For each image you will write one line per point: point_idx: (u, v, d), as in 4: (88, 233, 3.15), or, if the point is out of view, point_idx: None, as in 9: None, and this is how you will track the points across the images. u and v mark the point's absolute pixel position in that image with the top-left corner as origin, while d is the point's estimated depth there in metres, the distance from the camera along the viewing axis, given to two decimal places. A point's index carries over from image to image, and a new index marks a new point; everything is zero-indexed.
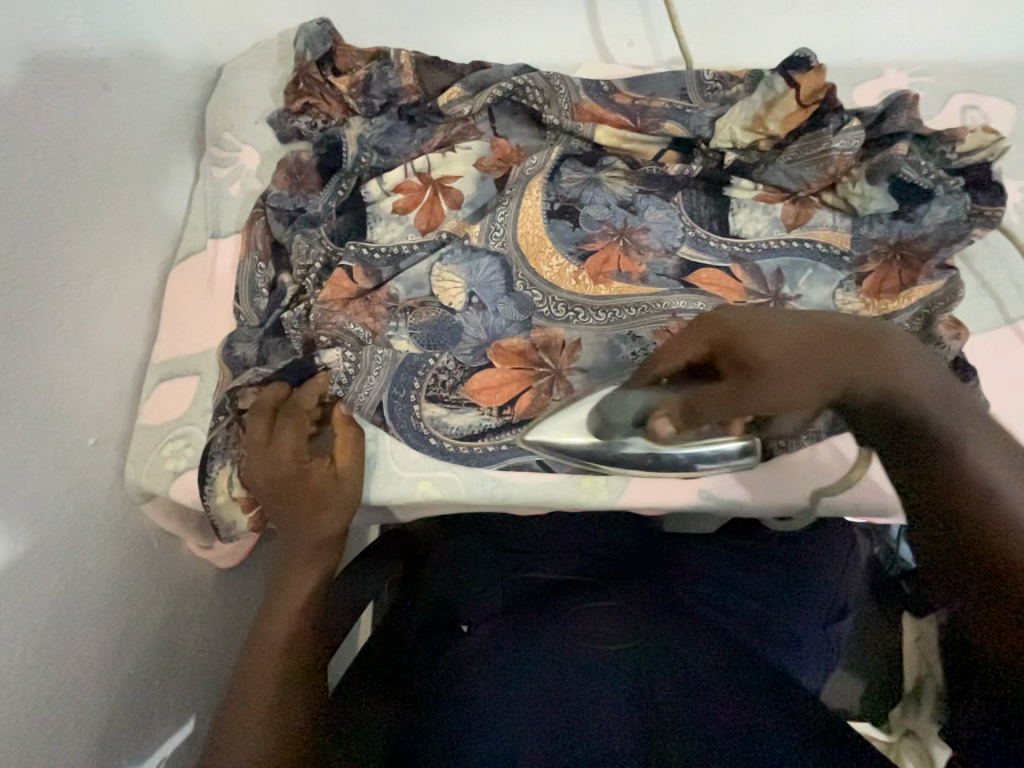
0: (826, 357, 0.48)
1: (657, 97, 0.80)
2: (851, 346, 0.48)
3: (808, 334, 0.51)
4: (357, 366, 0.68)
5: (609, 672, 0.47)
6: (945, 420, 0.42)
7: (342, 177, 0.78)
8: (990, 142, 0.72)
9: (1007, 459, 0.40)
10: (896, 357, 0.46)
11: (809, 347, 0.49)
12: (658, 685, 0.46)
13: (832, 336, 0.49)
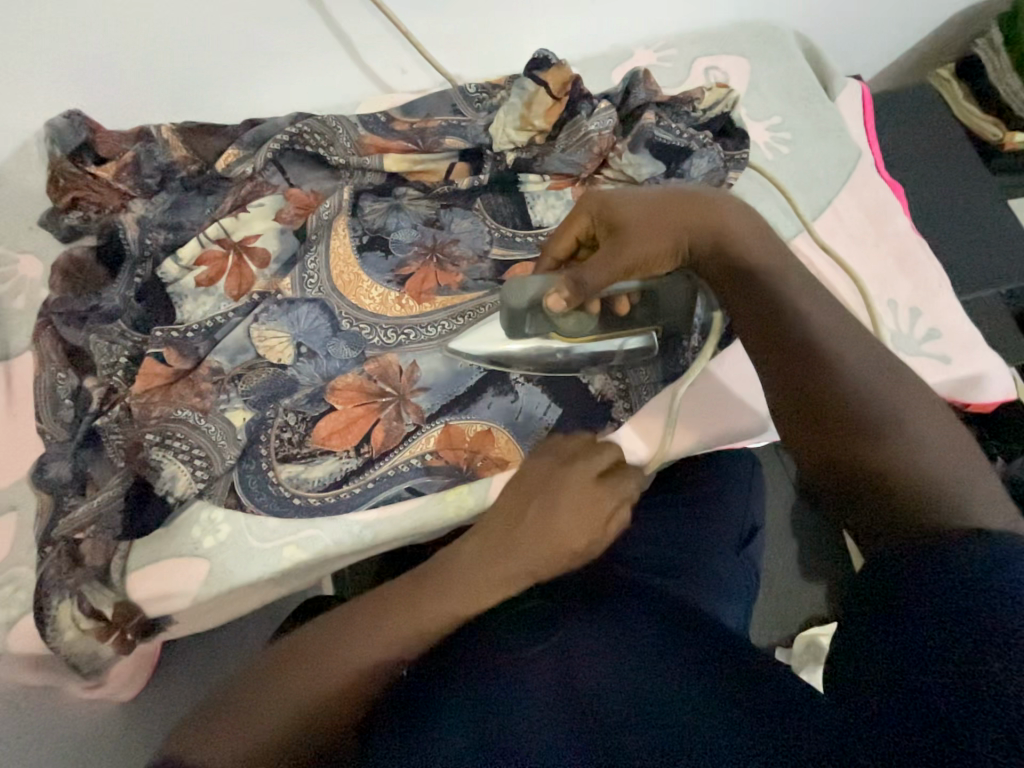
0: (678, 219, 0.54)
1: (432, 117, 0.85)
2: (697, 210, 0.54)
3: (676, 203, 0.54)
4: (193, 453, 0.66)
5: (537, 675, 0.42)
6: (779, 287, 0.50)
7: (135, 264, 0.75)
8: (725, 94, 0.82)
9: (868, 354, 0.46)
10: (727, 228, 0.53)
11: (663, 212, 0.54)
12: (592, 673, 0.41)
13: (682, 202, 0.54)
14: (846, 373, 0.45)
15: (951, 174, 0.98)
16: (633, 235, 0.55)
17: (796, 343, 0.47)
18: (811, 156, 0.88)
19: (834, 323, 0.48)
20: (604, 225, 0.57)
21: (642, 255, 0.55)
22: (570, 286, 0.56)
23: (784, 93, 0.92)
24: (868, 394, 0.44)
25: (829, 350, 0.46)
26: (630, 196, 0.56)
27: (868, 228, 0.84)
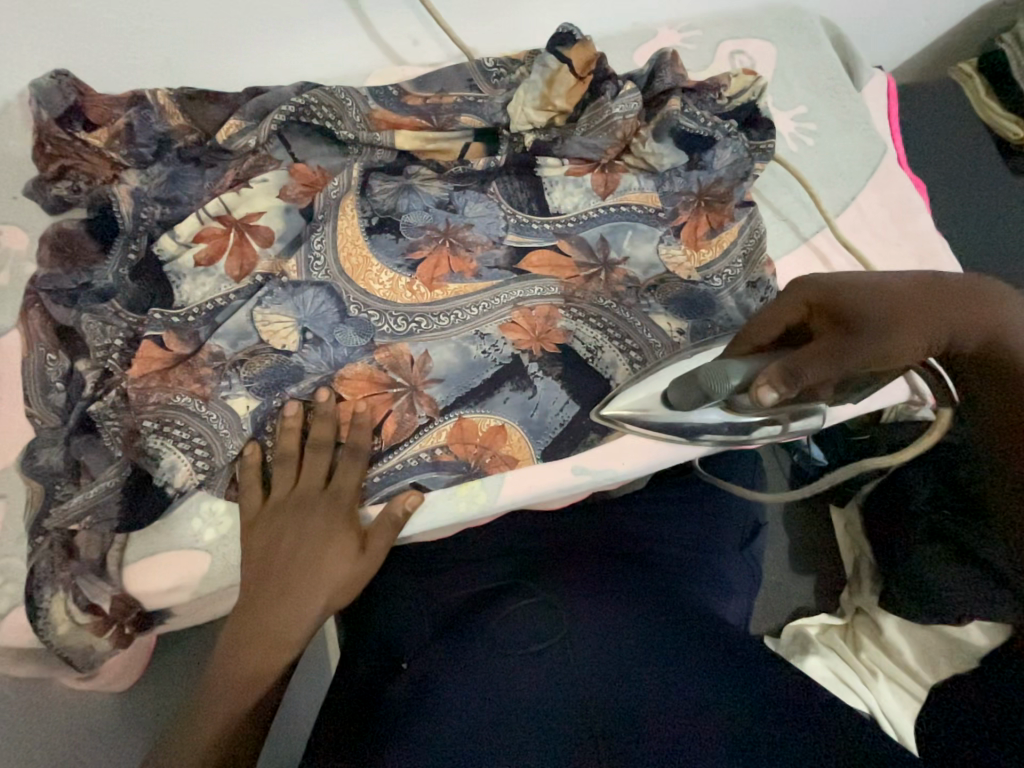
0: (953, 311, 0.44)
1: (446, 93, 0.81)
2: (951, 301, 0.44)
3: (931, 291, 0.45)
4: (195, 442, 0.63)
5: (543, 668, 0.46)
6: None
7: (128, 239, 0.71)
8: (751, 82, 0.79)
9: None
10: (1013, 326, 0.43)
11: (916, 293, 0.45)
12: (590, 670, 0.45)
13: (975, 292, 0.45)
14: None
15: (968, 173, 0.97)
16: (874, 331, 0.45)
17: None
18: (836, 150, 0.86)
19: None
20: (831, 317, 0.48)
21: (891, 353, 0.45)
22: (783, 374, 0.46)
23: (810, 82, 0.89)
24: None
25: None
26: (871, 287, 0.46)
27: (890, 226, 0.82)
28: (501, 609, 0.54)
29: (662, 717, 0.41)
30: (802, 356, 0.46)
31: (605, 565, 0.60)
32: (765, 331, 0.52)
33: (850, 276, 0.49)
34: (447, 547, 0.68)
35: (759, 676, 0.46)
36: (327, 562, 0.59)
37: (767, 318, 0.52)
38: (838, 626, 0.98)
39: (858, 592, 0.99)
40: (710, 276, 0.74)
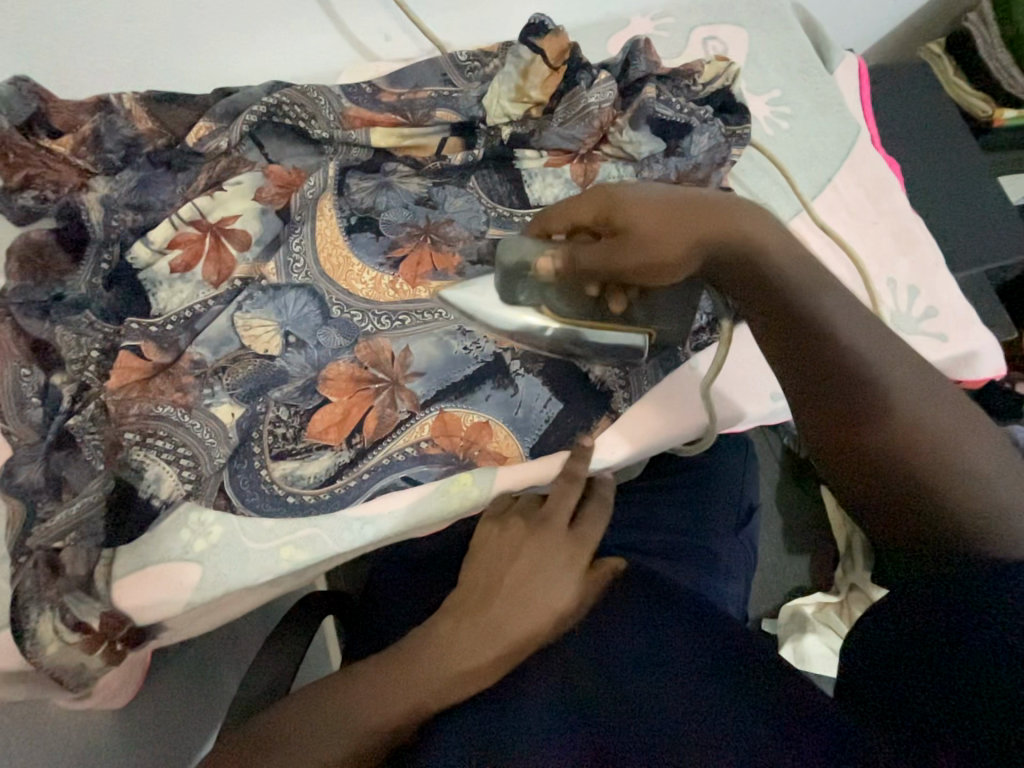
0: (703, 223, 0.44)
1: (420, 88, 0.80)
2: (751, 221, 0.44)
3: (684, 204, 0.44)
4: (180, 452, 0.62)
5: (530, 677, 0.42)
6: (836, 316, 0.41)
7: (100, 248, 0.69)
8: (724, 68, 0.80)
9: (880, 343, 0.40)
10: (750, 231, 0.43)
11: (683, 223, 0.44)
12: (576, 671, 0.42)
13: (707, 207, 0.44)
14: (909, 419, 0.38)
15: (942, 149, 0.98)
16: (638, 243, 0.45)
17: (847, 379, 0.40)
18: (811, 133, 0.86)
19: (869, 322, 0.41)
20: (608, 227, 0.46)
21: (658, 258, 0.45)
22: (566, 259, 0.48)
23: (782, 65, 0.90)
24: (924, 421, 0.37)
25: (885, 381, 0.39)
26: (643, 196, 0.45)
27: (866, 206, 0.83)
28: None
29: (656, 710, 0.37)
30: (590, 250, 0.47)
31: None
32: (563, 221, 0.49)
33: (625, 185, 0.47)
34: (440, 542, 0.67)
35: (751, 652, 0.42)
36: (548, 587, 0.46)
37: (562, 214, 0.49)
38: (836, 603, 0.99)
39: (852, 568, 1.00)
40: None
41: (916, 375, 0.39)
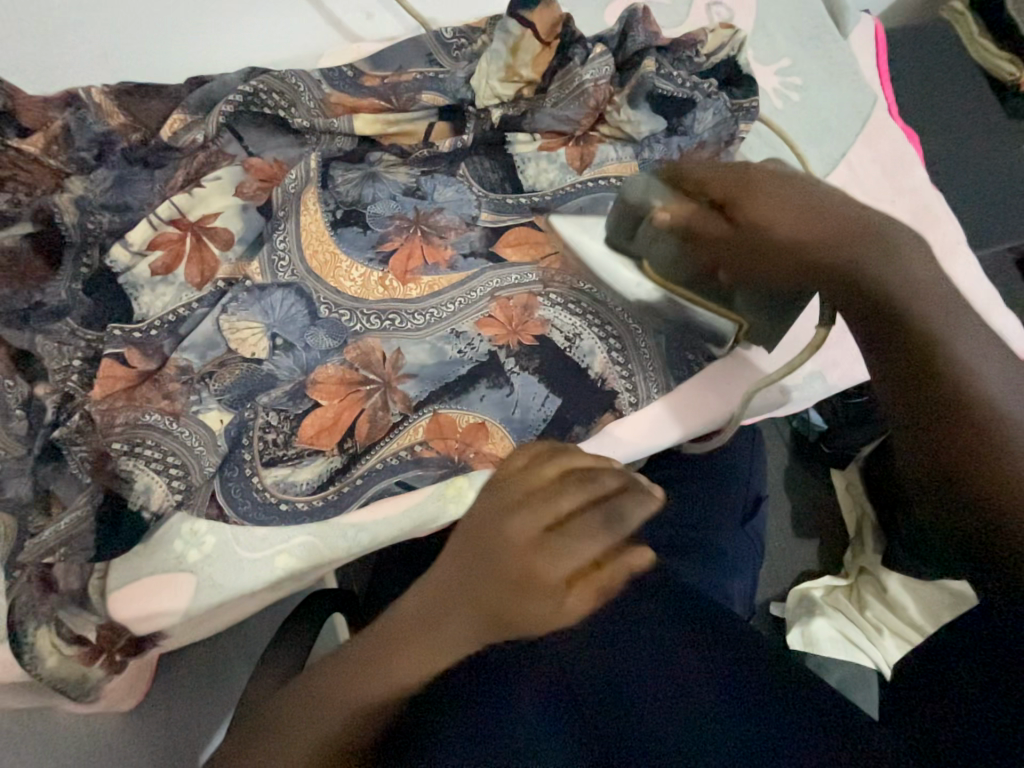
0: (830, 247, 0.40)
1: (405, 70, 0.76)
2: (869, 248, 0.39)
3: (856, 227, 0.39)
4: (169, 462, 0.60)
5: (537, 697, 0.43)
6: (931, 311, 0.37)
7: (77, 252, 0.67)
8: (730, 37, 0.74)
9: (989, 345, 0.36)
10: (899, 262, 0.38)
11: (815, 221, 0.40)
12: (583, 676, 0.43)
13: (857, 229, 0.39)
14: (1005, 424, 0.33)
15: (965, 116, 0.92)
16: (761, 247, 0.42)
17: (940, 367, 0.36)
18: (823, 104, 0.81)
19: (1001, 356, 0.35)
20: (727, 211, 0.44)
21: (768, 265, 0.43)
22: (683, 227, 0.47)
23: (792, 30, 0.83)
24: (1015, 418, 0.33)
25: (979, 384, 0.34)
26: (775, 192, 0.41)
27: (883, 182, 0.78)
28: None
29: (665, 749, 0.38)
30: (711, 233, 0.45)
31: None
32: (680, 206, 0.47)
33: (766, 169, 0.43)
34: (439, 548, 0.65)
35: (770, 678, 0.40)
36: (574, 547, 0.32)
37: (691, 187, 0.46)
38: (843, 586, 0.96)
39: (862, 551, 0.97)
40: None
41: (1014, 381, 0.34)
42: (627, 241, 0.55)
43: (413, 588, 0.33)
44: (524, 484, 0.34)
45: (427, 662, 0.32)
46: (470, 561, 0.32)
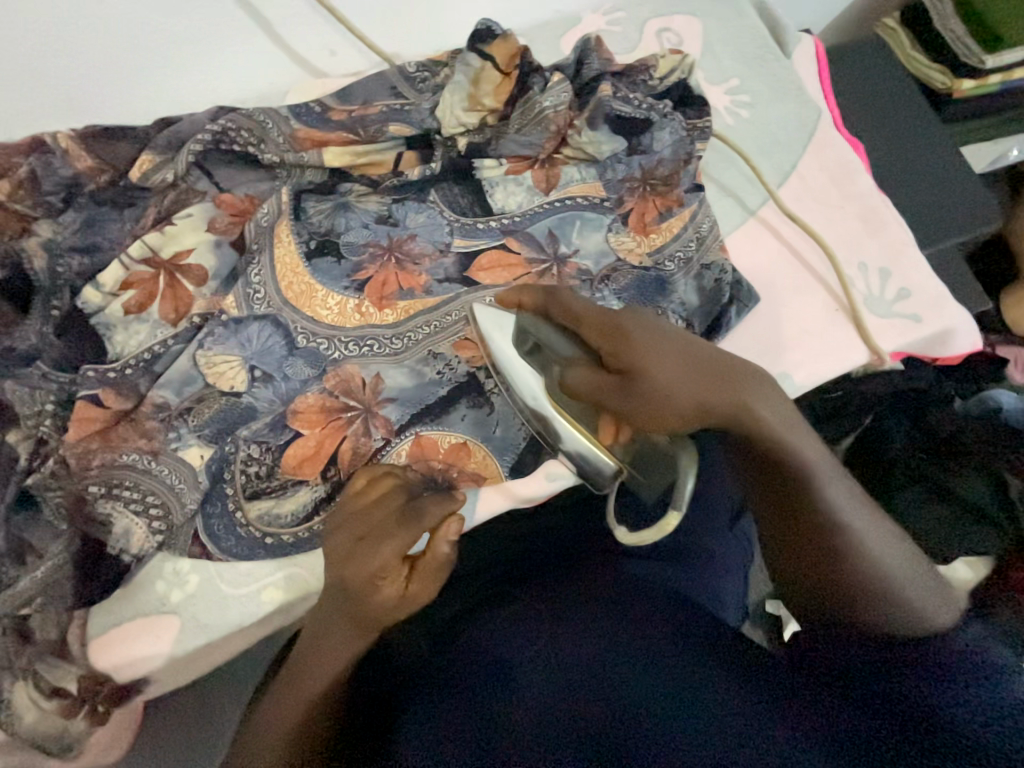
0: (705, 379, 0.45)
1: (370, 104, 0.78)
2: (735, 384, 0.45)
3: (730, 370, 0.46)
4: (149, 502, 0.60)
5: (537, 672, 0.39)
6: (797, 446, 0.44)
7: (48, 295, 0.66)
8: (679, 61, 0.78)
9: (844, 487, 0.44)
10: (755, 399, 0.45)
11: (691, 368, 0.46)
12: (585, 670, 0.39)
13: (722, 369, 0.46)
14: (852, 547, 0.41)
15: (904, 124, 0.97)
16: (643, 376, 0.46)
17: (803, 498, 0.44)
18: (771, 120, 0.86)
19: (831, 462, 0.45)
20: (611, 354, 0.48)
21: (651, 410, 0.45)
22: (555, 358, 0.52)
23: (738, 52, 0.88)
24: (861, 546, 0.41)
25: (834, 516, 0.42)
26: (661, 339, 0.47)
27: (832, 191, 0.82)
28: (496, 609, 0.46)
29: (673, 731, 0.34)
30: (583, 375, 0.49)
31: (601, 569, 0.51)
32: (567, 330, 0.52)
33: (627, 320, 0.49)
34: None
35: (785, 680, 0.37)
36: (385, 551, 0.38)
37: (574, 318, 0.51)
38: None
39: None
40: (663, 261, 0.73)
41: (862, 516, 0.43)
42: (527, 356, 0.56)
43: (311, 614, 0.43)
44: (360, 508, 0.42)
45: (345, 668, 0.41)
46: (332, 571, 0.41)
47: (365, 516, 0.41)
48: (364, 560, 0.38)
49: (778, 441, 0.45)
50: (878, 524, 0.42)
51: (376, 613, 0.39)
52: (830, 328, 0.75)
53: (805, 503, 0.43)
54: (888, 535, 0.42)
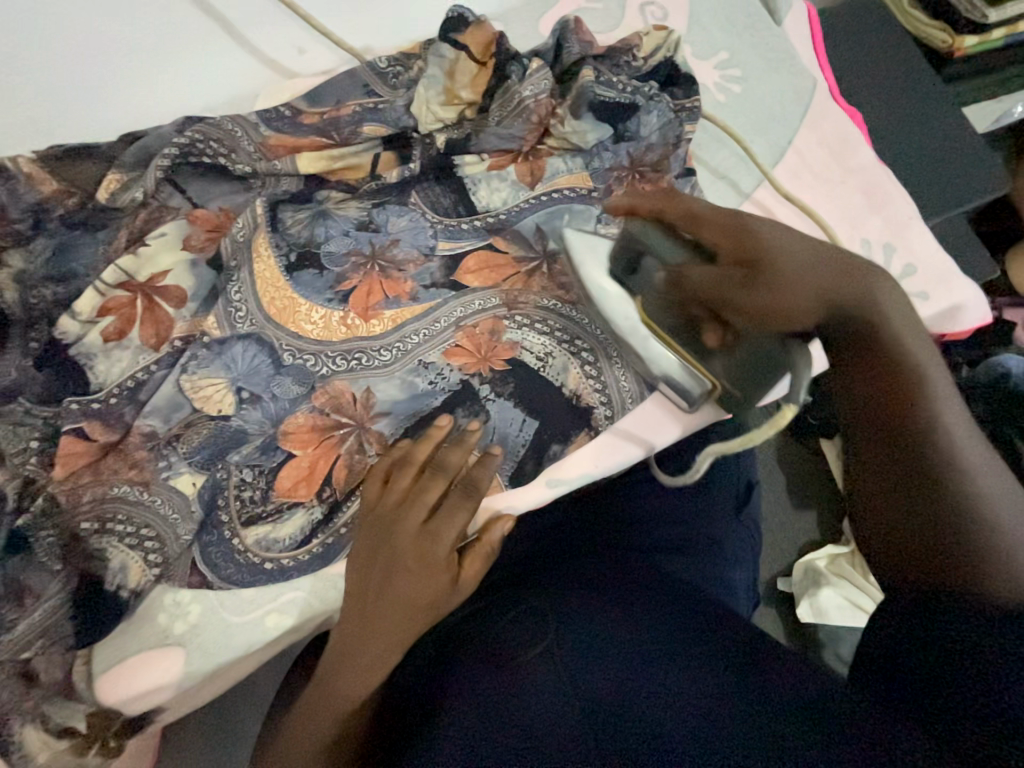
0: (830, 284, 0.43)
1: (342, 103, 0.75)
2: (880, 292, 0.43)
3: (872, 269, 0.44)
4: (143, 534, 0.58)
5: (542, 668, 0.40)
6: (931, 377, 0.41)
7: (24, 328, 0.64)
8: (664, 38, 0.74)
9: (967, 434, 0.40)
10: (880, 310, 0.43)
11: (821, 263, 0.44)
12: (585, 665, 0.39)
13: (845, 267, 0.44)
14: (977, 503, 0.37)
15: (904, 87, 0.93)
16: (769, 272, 0.44)
17: (922, 445, 0.40)
18: (764, 94, 0.81)
19: (961, 406, 0.41)
20: (738, 248, 0.45)
21: (780, 307, 0.44)
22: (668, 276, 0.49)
23: (725, 23, 0.84)
24: (987, 504, 0.37)
25: (958, 464, 0.39)
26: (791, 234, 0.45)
27: (831, 166, 0.79)
28: (501, 612, 0.47)
29: (672, 723, 0.35)
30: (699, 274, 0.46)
31: (607, 569, 0.52)
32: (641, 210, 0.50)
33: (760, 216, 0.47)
34: None
35: (780, 680, 0.39)
36: (455, 525, 0.48)
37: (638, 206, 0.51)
38: (847, 553, 0.96)
39: None
40: None
41: (983, 462, 0.39)
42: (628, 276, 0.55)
43: (339, 626, 0.46)
44: (405, 490, 0.50)
45: (364, 678, 0.44)
46: (384, 553, 0.46)
47: (408, 491, 0.50)
48: (439, 529, 0.47)
49: (898, 373, 0.42)
50: (1005, 481, 0.39)
51: (428, 595, 0.45)
52: None
53: (919, 450, 0.40)
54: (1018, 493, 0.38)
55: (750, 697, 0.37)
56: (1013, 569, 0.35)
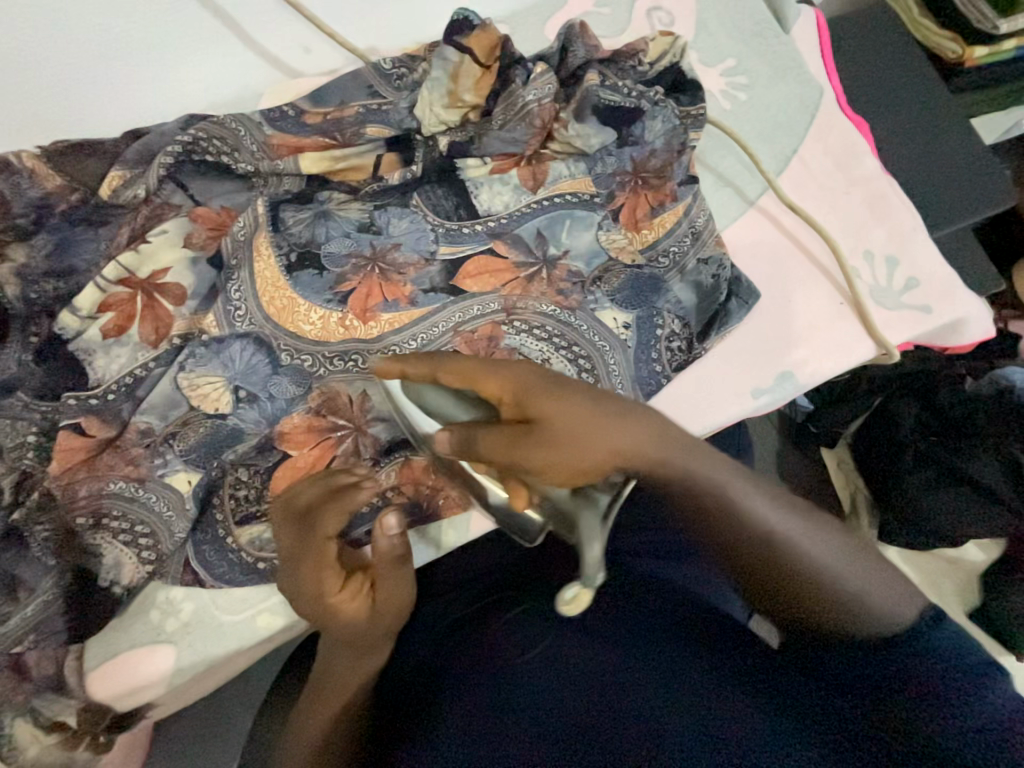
0: (590, 420, 0.40)
1: (346, 104, 0.76)
2: (618, 419, 0.40)
3: (588, 394, 0.41)
4: (137, 531, 0.59)
5: (540, 675, 0.39)
6: (716, 477, 0.40)
7: (24, 322, 0.65)
8: (670, 44, 0.74)
9: (762, 490, 0.41)
10: (618, 438, 0.40)
11: (602, 404, 0.41)
12: (580, 669, 0.39)
13: (590, 397, 0.41)
14: (809, 575, 0.38)
15: (913, 97, 0.92)
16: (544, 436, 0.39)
17: (753, 546, 0.39)
18: (770, 102, 0.81)
19: (751, 477, 0.41)
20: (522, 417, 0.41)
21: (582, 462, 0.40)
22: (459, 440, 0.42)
23: (733, 30, 0.84)
24: (813, 568, 0.38)
25: (773, 537, 0.39)
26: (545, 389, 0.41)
27: (836, 176, 0.78)
28: (495, 615, 0.47)
29: (660, 719, 0.35)
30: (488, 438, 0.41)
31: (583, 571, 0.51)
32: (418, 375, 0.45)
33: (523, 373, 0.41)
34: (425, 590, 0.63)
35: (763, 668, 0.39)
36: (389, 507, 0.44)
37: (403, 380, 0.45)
38: None
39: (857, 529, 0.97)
40: (657, 260, 0.70)
41: (797, 514, 0.40)
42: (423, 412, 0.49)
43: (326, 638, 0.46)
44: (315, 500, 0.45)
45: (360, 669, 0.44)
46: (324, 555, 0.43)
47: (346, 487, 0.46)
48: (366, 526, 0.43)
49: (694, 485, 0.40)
50: (821, 525, 0.40)
51: (393, 590, 0.44)
52: (836, 322, 0.72)
53: (751, 550, 0.39)
54: (824, 523, 0.40)
55: (737, 696, 0.36)
56: (852, 623, 0.37)
